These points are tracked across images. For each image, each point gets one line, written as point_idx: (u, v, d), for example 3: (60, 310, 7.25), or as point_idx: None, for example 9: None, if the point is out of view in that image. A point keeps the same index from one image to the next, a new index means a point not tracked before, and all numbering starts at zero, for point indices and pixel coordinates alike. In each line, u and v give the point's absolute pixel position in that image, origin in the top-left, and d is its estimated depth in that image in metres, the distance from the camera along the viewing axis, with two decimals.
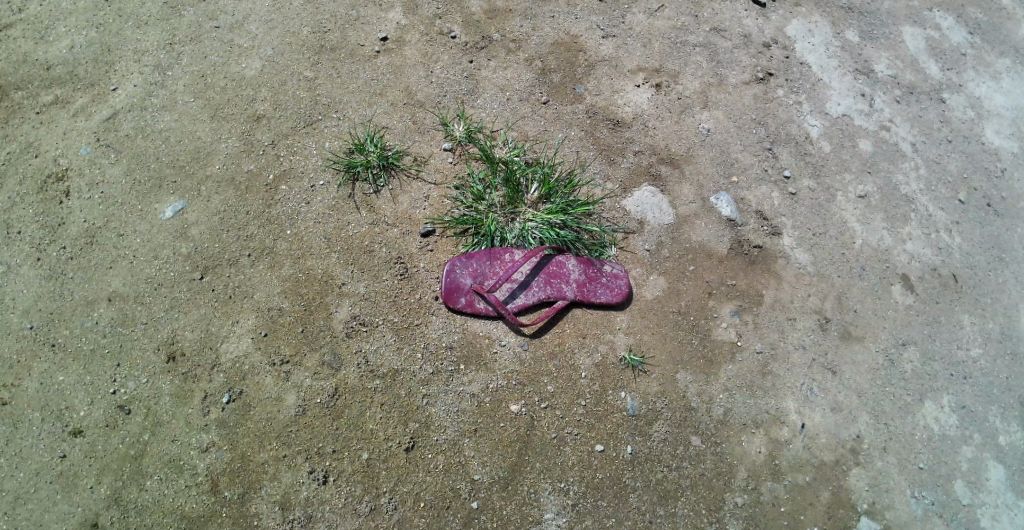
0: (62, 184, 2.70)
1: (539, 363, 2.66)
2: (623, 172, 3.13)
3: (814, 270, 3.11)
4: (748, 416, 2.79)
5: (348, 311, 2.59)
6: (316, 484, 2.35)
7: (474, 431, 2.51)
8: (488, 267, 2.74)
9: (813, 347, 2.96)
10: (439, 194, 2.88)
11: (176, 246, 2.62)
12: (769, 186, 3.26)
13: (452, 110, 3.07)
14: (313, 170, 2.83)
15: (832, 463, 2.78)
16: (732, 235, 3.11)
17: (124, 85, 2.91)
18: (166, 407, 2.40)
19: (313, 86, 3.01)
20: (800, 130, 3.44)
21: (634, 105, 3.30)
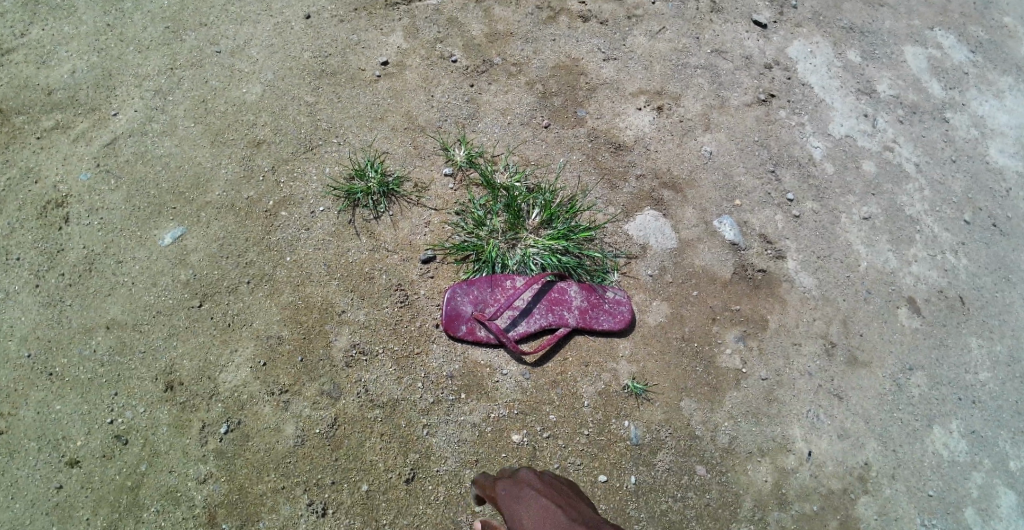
0: (62, 209, 2.68)
1: (541, 392, 2.63)
2: (625, 196, 3.11)
3: (818, 294, 3.08)
4: (754, 444, 2.75)
5: (348, 339, 2.56)
6: (315, 517, 2.31)
7: (475, 461, 2.47)
8: (489, 294, 2.72)
9: (819, 373, 2.92)
10: (439, 220, 2.86)
11: (175, 273, 2.60)
12: (772, 209, 3.24)
13: (453, 135, 3.07)
14: (313, 196, 2.81)
15: (840, 492, 2.74)
16: (736, 259, 3.08)
17: (125, 110, 2.90)
18: (163, 437, 2.36)
19: (313, 110, 3.00)
20: (803, 152, 3.42)
21: (636, 128, 3.29)
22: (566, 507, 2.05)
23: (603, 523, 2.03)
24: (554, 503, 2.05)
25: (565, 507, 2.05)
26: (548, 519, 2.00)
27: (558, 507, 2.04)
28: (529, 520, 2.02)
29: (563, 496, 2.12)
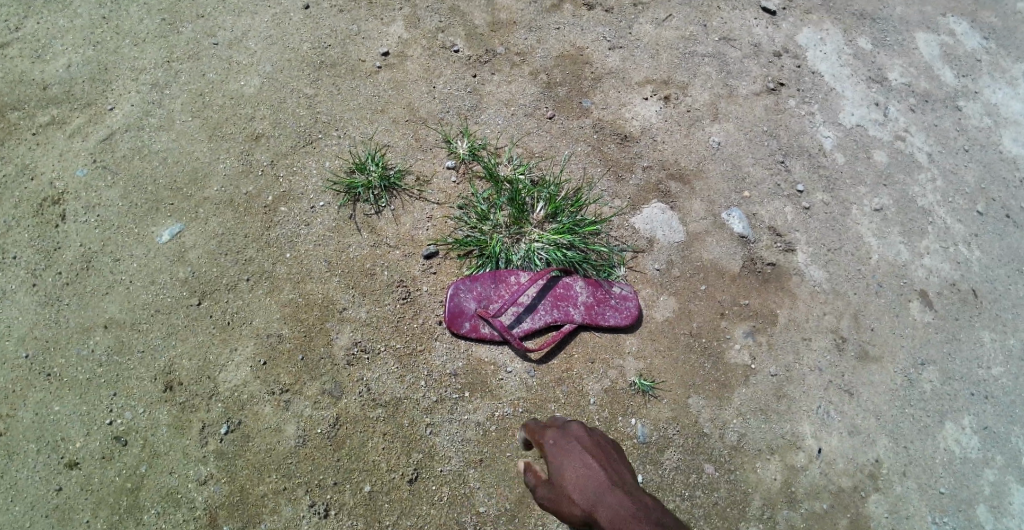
0: (59, 207, 2.64)
1: (546, 390, 2.58)
2: (631, 188, 3.05)
3: (829, 288, 3.02)
4: (763, 442, 2.70)
5: (349, 337, 2.52)
6: (317, 518, 2.28)
7: (479, 461, 2.43)
8: (492, 290, 2.67)
9: (830, 369, 2.87)
10: (442, 215, 2.81)
11: (173, 271, 2.56)
12: (782, 200, 3.17)
13: (455, 127, 3.00)
14: (313, 191, 2.76)
15: (850, 490, 2.69)
16: (745, 252, 3.02)
17: (121, 105, 2.85)
18: (163, 438, 2.33)
19: (312, 103, 2.94)
20: (813, 142, 3.35)
21: (642, 118, 3.22)
22: (610, 467, 2.04)
23: (645, 490, 2.01)
24: (598, 462, 2.04)
25: (609, 467, 2.04)
26: (589, 475, 2.01)
27: (601, 467, 2.03)
28: (572, 473, 2.03)
29: (609, 456, 2.11)
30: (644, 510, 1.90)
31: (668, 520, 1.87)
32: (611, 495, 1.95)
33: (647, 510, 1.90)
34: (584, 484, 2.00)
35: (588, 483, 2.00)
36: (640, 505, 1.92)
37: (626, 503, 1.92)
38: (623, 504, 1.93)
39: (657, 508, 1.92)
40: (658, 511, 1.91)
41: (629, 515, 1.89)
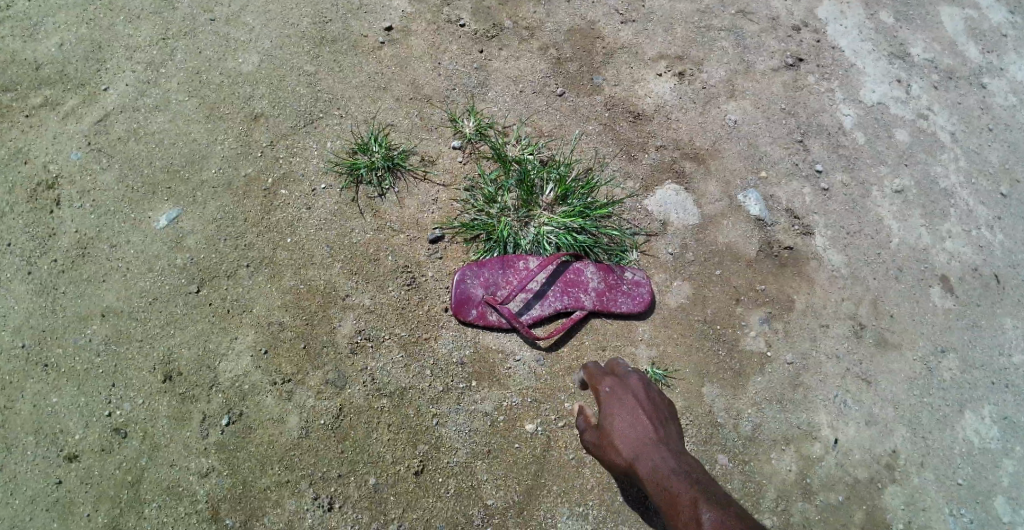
0: (54, 191, 2.55)
1: (556, 379, 2.50)
2: (644, 169, 2.94)
3: (848, 272, 2.92)
4: (779, 432, 2.63)
5: (353, 324, 2.44)
6: (321, 511, 2.22)
7: (487, 452, 2.36)
8: (500, 276, 2.58)
9: (848, 357, 2.78)
10: (448, 197, 2.72)
11: (171, 258, 2.48)
12: (800, 181, 3.06)
13: (462, 105, 2.89)
14: (314, 173, 2.66)
15: (866, 482, 2.61)
16: (761, 235, 2.92)
17: (116, 84, 2.74)
18: (163, 429, 2.27)
19: (313, 81, 2.83)
20: (832, 120, 3.22)
21: (655, 96, 3.10)
22: (660, 424, 2.07)
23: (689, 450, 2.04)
24: (649, 418, 2.07)
25: (658, 424, 2.06)
26: (637, 429, 2.04)
27: (651, 423, 2.05)
28: (622, 424, 2.07)
29: (660, 412, 2.11)
30: (685, 470, 1.93)
31: (711, 483, 1.89)
32: (655, 451, 1.98)
33: (689, 471, 1.93)
34: (631, 437, 2.03)
35: (634, 438, 2.03)
36: (683, 465, 1.95)
37: (669, 462, 1.96)
38: (666, 462, 1.96)
39: (700, 471, 1.94)
40: (700, 474, 1.94)
41: (672, 474, 1.92)
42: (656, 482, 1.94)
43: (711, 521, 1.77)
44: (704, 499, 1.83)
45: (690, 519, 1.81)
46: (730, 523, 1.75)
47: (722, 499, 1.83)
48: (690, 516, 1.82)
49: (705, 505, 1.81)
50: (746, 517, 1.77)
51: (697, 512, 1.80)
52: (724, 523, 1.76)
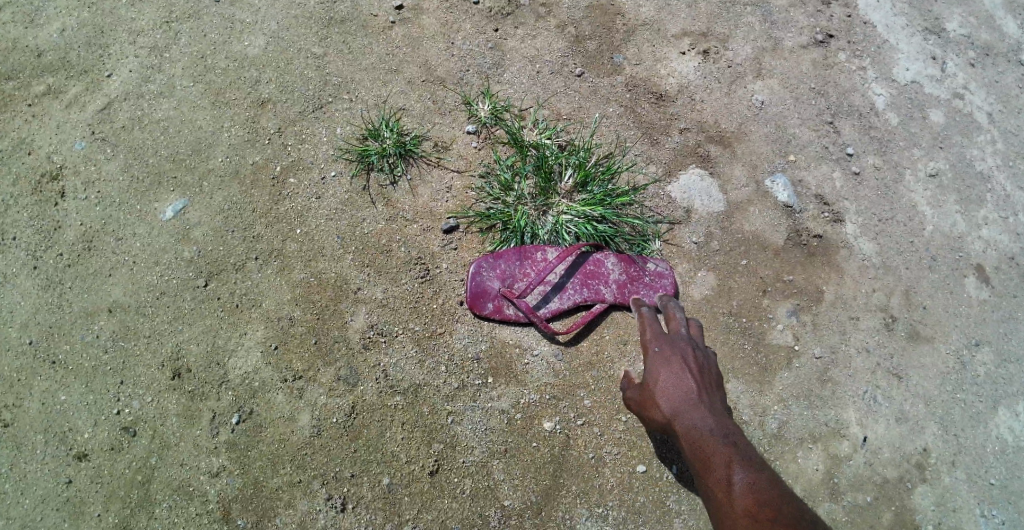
0: (58, 183, 2.47)
1: (575, 376, 2.41)
2: (668, 153, 2.82)
3: (879, 262, 2.80)
4: (805, 430, 2.54)
5: (365, 319, 2.36)
6: (334, 512, 2.17)
7: (504, 451, 2.29)
8: (517, 268, 2.48)
9: (878, 351, 2.67)
10: (463, 185, 2.61)
11: (178, 250, 2.40)
12: (830, 165, 2.92)
13: (476, 88, 2.77)
14: (324, 160, 2.56)
15: (895, 481, 2.53)
16: (789, 223, 2.79)
17: (119, 70, 2.63)
18: (173, 428, 2.21)
19: (321, 63, 2.71)
20: (864, 100, 3.05)
21: (679, 75, 2.95)
22: (703, 387, 2.09)
23: (730, 415, 2.05)
24: (694, 380, 2.10)
25: (703, 386, 2.09)
26: (680, 388, 2.07)
27: (694, 385, 2.09)
28: (665, 382, 2.11)
29: (706, 377, 2.14)
30: (723, 432, 1.95)
31: (747, 446, 1.92)
32: (695, 411, 2.01)
33: (727, 433, 1.95)
34: (673, 394, 2.07)
35: (676, 396, 2.07)
36: (722, 426, 1.97)
37: (709, 421, 1.98)
38: (706, 422, 1.99)
39: (739, 434, 1.96)
40: (739, 437, 1.95)
41: (709, 434, 1.95)
42: (692, 439, 1.97)
43: (742, 482, 1.81)
44: (739, 461, 1.87)
45: (722, 477, 1.86)
46: (762, 486, 1.79)
47: (757, 463, 1.86)
48: (722, 475, 1.86)
49: (739, 467, 1.85)
50: (779, 483, 1.81)
51: (729, 473, 1.85)
52: (756, 485, 1.80)
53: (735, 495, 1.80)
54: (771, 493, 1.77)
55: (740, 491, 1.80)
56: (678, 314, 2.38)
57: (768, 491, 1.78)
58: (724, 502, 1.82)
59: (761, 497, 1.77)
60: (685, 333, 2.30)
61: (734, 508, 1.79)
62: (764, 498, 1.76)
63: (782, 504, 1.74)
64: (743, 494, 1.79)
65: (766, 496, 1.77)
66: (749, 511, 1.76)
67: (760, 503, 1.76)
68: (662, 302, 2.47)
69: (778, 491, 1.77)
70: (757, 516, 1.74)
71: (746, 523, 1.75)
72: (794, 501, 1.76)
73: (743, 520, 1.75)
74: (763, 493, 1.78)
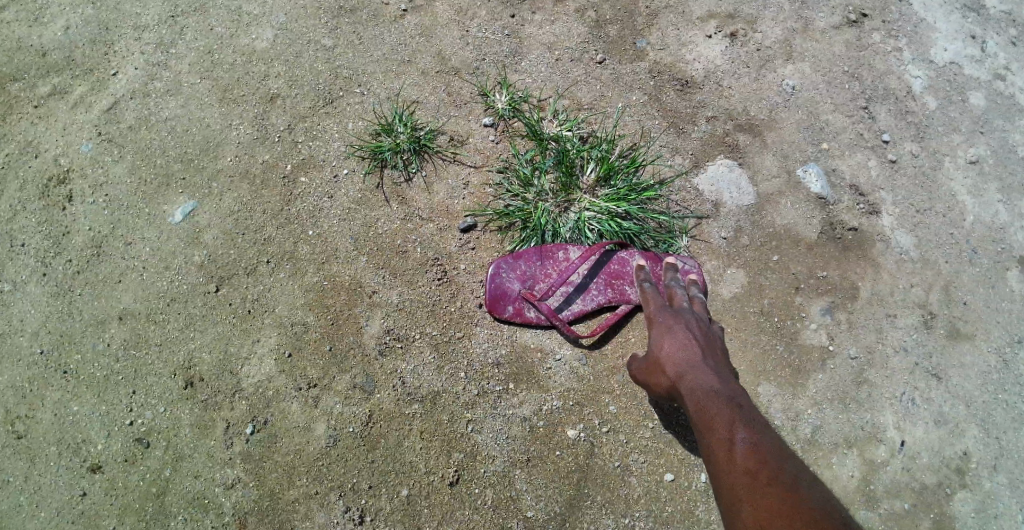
0: (65, 186, 2.39)
1: (599, 381, 2.31)
2: (694, 143, 2.69)
3: (917, 255, 2.63)
4: (840, 434, 2.43)
5: (380, 324, 2.28)
6: (352, 525, 2.10)
7: (526, 460, 2.21)
8: (538, 268, 2.40)
9: (916, 349, 2.52)
10: (480, 181, 2.50)
11: (188, 255, 2.32)
12: (865, 152, 2.75)
13: (493, 77, 2.64)
14: (335, 157, 2.47)
15: (933, 487, 2.39)
16: (822, 215, 2.65)
17: (124, 68, 2.55)
18: (187, 439, 2.15)
19: (331, 56, 2.60)
20: (900, 82, 2.87)
21: (705, 60, 2.81)
22: (710, 355, 2.05)
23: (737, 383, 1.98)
24: (699, 347, 2.06)
25: (708, 354, 2.04)
26: (686, 352, 2.05)
27: (700, 351, 2.04)
28: (670, 347, 2.08)
29: (713, 347, 2.09)
30: (728, 393, 1.88)
31: (752, 408, 1.83)
32: (700, 375, 1.96)
33: (732, 394, 1.88)
34: (678, 359, 2.03)
35: (682, 361, 2.03)
36: (727, 388, 1.90)
37: (713, 384, 1.92)
38: (711, 384, 1.93)
39: (744, 396, 1.88)
40: (744, 400, 1.87)
41: (712, 395, 1.88)
42: (696, 402, 1.90)
43: (744, 439, 1.73)
44: (742, 420, 1.78)
45: (723, 436, 1.76)
46: (763, 446, 1.70)
47: (760, 424, 1.77)
48: (723, 431, 1.77)
49: (741, 426, 1.77)
50: (783, 446, 1.71)
51: (731, 431, 1.76)
52: (757, 446, 1.71)
53: (735, 453, 1.71)
54: (772, 454, 1.67)
55: (740, 450, 1.70)
56: (681, 290, 2.31)
57: (769, 452, 1.69)
58: (724, 458, 1.72)
59: (762, 457, 1.67)
60: (692, 308, 2.25)
61: (734, 467, 1.69)
62: (765, 458, 1.67)
63: (784, 466, 1.64)
64: (743, 452, 1.70)
65: (768, 456, 1.67)
66: (749, 471, 1.65)
67: (760, 462, 1.66)
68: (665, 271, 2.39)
69: (780, 451, 1.69)
70: (757, 475, 1.64)
71: (745, 482, 1.64)
72: (797, 465, 1.66)
73: (741, 479, 1.65)
74: (765, 453, 1.68)
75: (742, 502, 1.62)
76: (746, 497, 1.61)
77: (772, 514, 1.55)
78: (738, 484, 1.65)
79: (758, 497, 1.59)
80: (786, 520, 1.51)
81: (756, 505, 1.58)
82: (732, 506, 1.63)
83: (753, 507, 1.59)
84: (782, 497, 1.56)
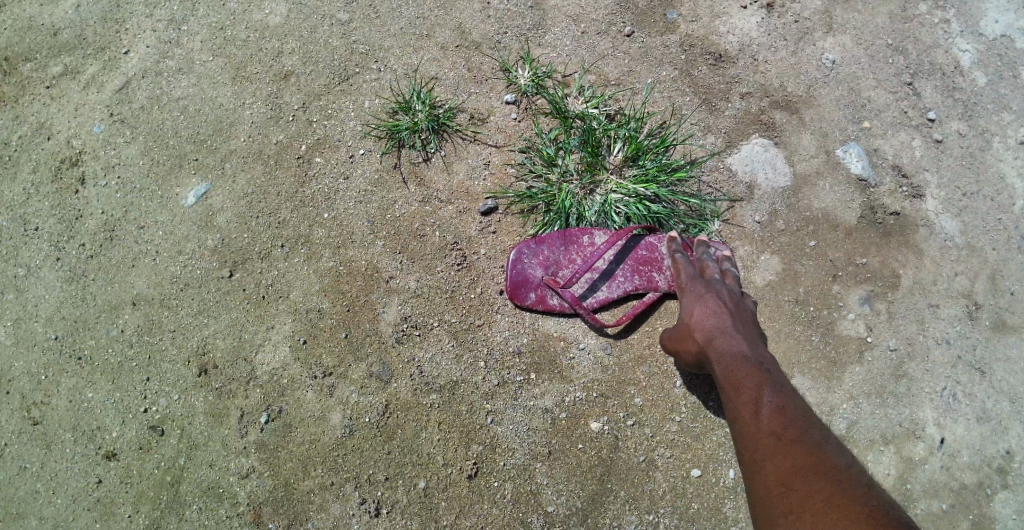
0: (78, 168, 2.32)
1: (624, 371, 2.22)
2: (728, 121, 2.54)
3: (962, 241, 2.47)
4: (876, 430, 2.32)
5: (397, 311, 2.21)
6: (368, 517, 2.06)
7: (547, 454, 2.13)
8: (561, 254, 2.30)
9: (959, 342, 2.38)
10: (501, 161, 2.40)
11: (201, 239, 2.26)
12: (909, 132, 2.56)
13: (515, 52, 2.51)
14: (351, 137, 2.37)
15: (973, 486, 2.28)
16: (863, 199, 2.49)
17: (136, 47, 2.44)
18: (201, 428, 2.11)
19: (347, 30, 2.48)
20: (947, 57, 2.64)
21: (739, 32, 2.63)
22: (738, 321, 2.06)
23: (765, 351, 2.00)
24: (729, 315, 2.06)
25: (738, 322, 2.05)
26: (715, 317, 2.05)
27: (729, 318, 2.05)
28: (700, 313, 2.08)
29: (743, 316, 2.09)
30: (757, 358, 1.92)
31: (780, 373, 1.88)
32: (730, 340, 1.98)
33: (760, 359, 1.92)
34: (707, 325, 2.03)
35: (712, 327, 2.03)
36: (755, 354, 1.94)
37: (742, 349, 1.95)
38: (740, 349, 1.95)
39: (772, 362, 1.91)
40: (772, 366, 1.92)
41: (741, 359, 1.91)
42: (724, 366, 1.93)
43: (770, 403, 1.77)
44: (770, 384, 1.82)
45: (750, 399, 1.81)
46: (790, 408, 1.75)
47: (787, 389, 1.82)
48: (751, 394, 1.82)
49: (769, 389, 1.81)
50: (809, 410, 1.76)
51: (759, 394, 1.81)
52: (784, 408, 1.75)
53: (761, 414, 1.75)
54: (801, 416, 1.72)
55: (767, 411, 1.75)
56: (713, 262, 2.26)
57: (795, 414, 1.73)
58: (750, 422, 1.76)
59: (788, 419, 1.72)
60: (723, 279, 2.21)
61: (759, 427, 1.73)
62: (791, 421, 1.72)
63: (809, 428, 1.69)
64: (770, 415, 1.75)
65: (794, 418, 1.72)
66: (774, 433, 1.71)
67: (786, 425, 1.71)
68: (699, 246, 2.31)
69: (807, 415, 1.73)
70: (781, 437, 1.69)
71: (771, 444, 1.69)
72: (821, 428, 1.71)
73: (766, 440, 1.70)
74: (791, 416, 1.73)
75: (765, 460, 1.68)
76: (769, 457, 1.67)
77: (794, 474, 1.61)
78: (763, 446, 1.70)
79: (782, 457, 1.65)
80: (809, 480, 1.58)
81: (779, 464, 1.64)
82: (754, 463, 1.69)
83: (776, 466, 1.65)
84: (806, 458, 1.62)
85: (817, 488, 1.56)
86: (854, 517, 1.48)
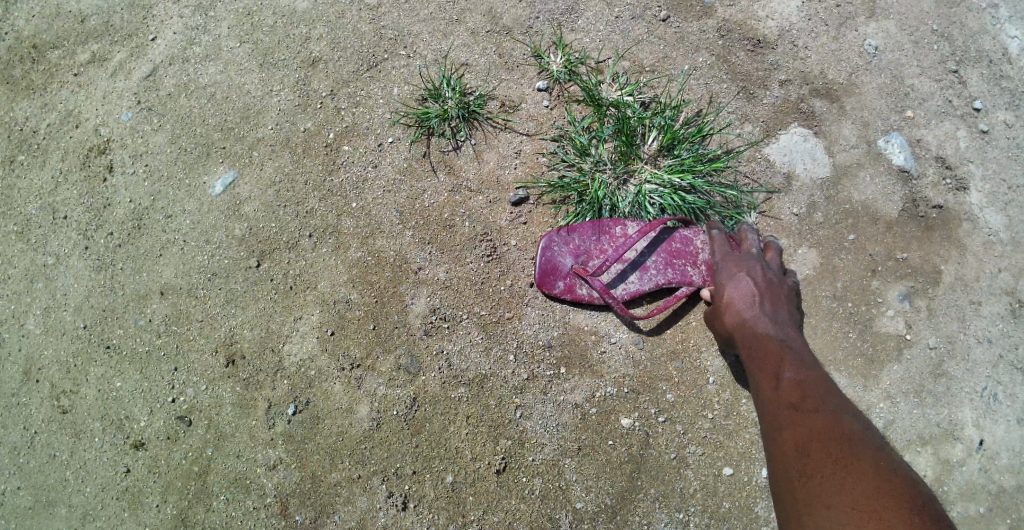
0: (106, 156, 2.30)
1: (656, 367, 2.18)
2: (766, 110, 2.46)
3: (1008, 237, 2.36)
4: (914, 430, 2.27)
5: (426, 303, 2.18)
6: (395, 511, 2.05)
7: (577, 449, 2.10)
8: (593, 243, 2.24)
9: (1002, 341, 2.30)
10: (533, 150, 2.34)
11: (229, 228, 2.23)
12: (954, 122, 2.45)
13: (548, 36, 2.43)
14: (380, 125, 2.32)
15: (1013, 490, 2.22)
16: (905, 191, 2.40)
17: (163, 33, 2.39)
18: (229, 418, 2.10)
19: (375, 15, 2.41)
20: (994, 44, 2.50)
21: (778, 17, 2.51)
22: (770, 301, 2.03)
23: (795, 328, 2.01)
24: (760, 295, 2.03)
25: (768, 302, 2.03)
26: (744, 298, 2.04)
27: (759, 298, 2.03)
28: (731, 291, 2.07)
29: (776, 293, 2.06)
30: (781, 341, 1.94)
31: (802, 353, 1.92)
32: (757, 322, 1.99)
33: (786, 342, 1.94)
34: (736, 307, 2.04)
35: (741, 308, 2.03)
36: (780, 337, 1.95)
37: (767, 332, 1.96)
38: (765, 332, 1.96)
39: (797, 344, 1.93)
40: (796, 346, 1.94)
41: (765, 342, 1.94)
42: (748, 345, 1.98)
43: (789, 380, 1.85)
44: (789, 364, 1.88)
45: (771, 374, 1.89)
46: (809, 385, 1.82)
47: (809, 367, 1.88)
48: (771, 372, 1.89)
49: (790, 365, 1.88)
50: (830, 385, 1.83)
51: (780, 371, 1.87)
52: (804, 383, 1.83)
53: (780, 388, 1.84)
54: (820, 391, 1.81)
55: (786, 386, 1.84)
56: (753, 236, 2.18)
57: (814, 389, 1.82)
58: (769, 396, 1.87)
59: (808, 391, 1.81)
60: (761, 255, 2.14)
61: (779, 399, 1.84)
62: (810, 395, 1.81)
63: (826, 400, 1.78)
64: (789, 389, 1.83)
65: (813, 391, 1.81)
66: (793, 404, 1.80)
67: (804, 395, 1.81)
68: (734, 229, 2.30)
69: (826, 389, 1.81)
70: (799, 407, 1.79)
71: (788, 413, 1.79)
72: (839, 400, 1.80)
73: (785, 410, 1.80)
74: (809, 390, 1.81)
75: (784, 428, 1.78)
76: (788, 425, 1.77)
77: (811, 440, 1.70)
78: (781, 416, 1.81)
79: (799, 424, 1.75)
80: (824, 443, 1.68)
81: (796, 432, 1.74)
82: (774, 430, 1.80)
83: (793, 431, 1.75)
84: (822, 425, 1.72)
85: (830, 450, 1.66)
86: (864, 479, 1.58)
